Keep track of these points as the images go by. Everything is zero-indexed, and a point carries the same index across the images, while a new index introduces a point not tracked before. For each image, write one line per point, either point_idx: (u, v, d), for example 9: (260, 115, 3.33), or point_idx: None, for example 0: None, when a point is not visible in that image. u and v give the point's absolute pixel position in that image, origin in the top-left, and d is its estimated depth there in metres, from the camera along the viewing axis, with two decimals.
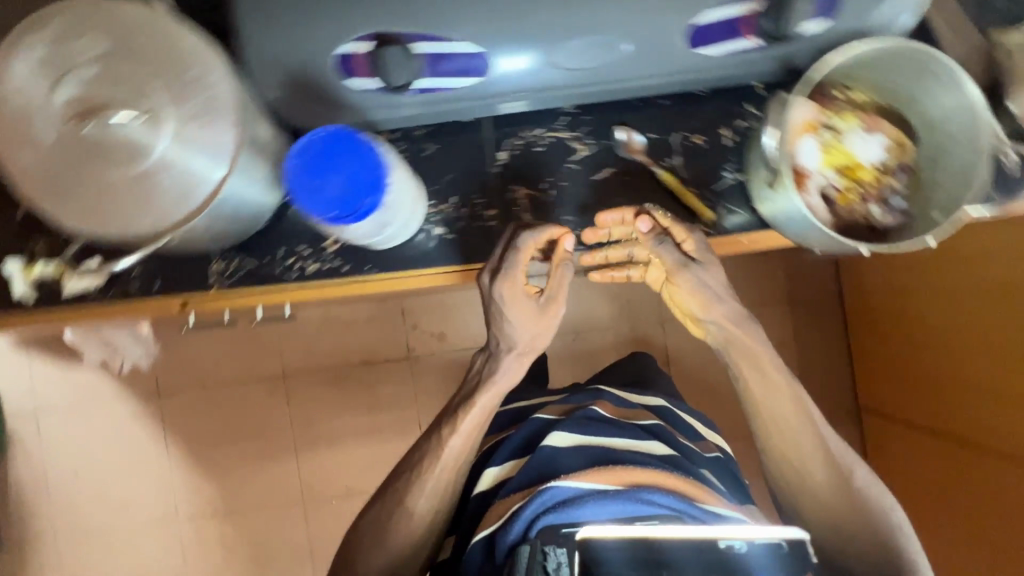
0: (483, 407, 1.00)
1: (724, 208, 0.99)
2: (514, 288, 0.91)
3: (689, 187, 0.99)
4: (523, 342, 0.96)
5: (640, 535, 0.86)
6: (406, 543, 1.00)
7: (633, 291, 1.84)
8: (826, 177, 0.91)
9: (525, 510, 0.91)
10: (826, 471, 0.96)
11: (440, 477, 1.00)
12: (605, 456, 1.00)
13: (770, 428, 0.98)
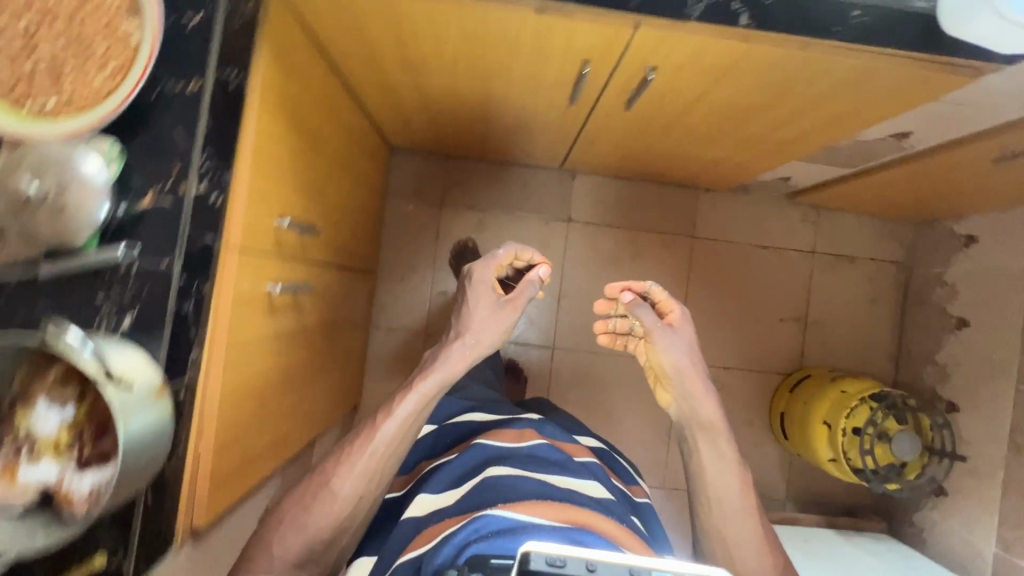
0: (437, 390, 0.95)
1: (115, 525, 0.70)
2: (485, 313, 0.97)
3: (76, 560, 0.69)
4: (470, 333, 0.96)
5: (577, 561, 0.61)
6: (294, 555, 0.87)
7: (388, 349, 1.85)
8: (61, 467, 0.63)
9: (457, 537, 0.81)
10: (763, 573, 0.93)
11: (376, 475, 0.92)
12: (546, 492, 0.91)
13: (716, 520, 0.95)
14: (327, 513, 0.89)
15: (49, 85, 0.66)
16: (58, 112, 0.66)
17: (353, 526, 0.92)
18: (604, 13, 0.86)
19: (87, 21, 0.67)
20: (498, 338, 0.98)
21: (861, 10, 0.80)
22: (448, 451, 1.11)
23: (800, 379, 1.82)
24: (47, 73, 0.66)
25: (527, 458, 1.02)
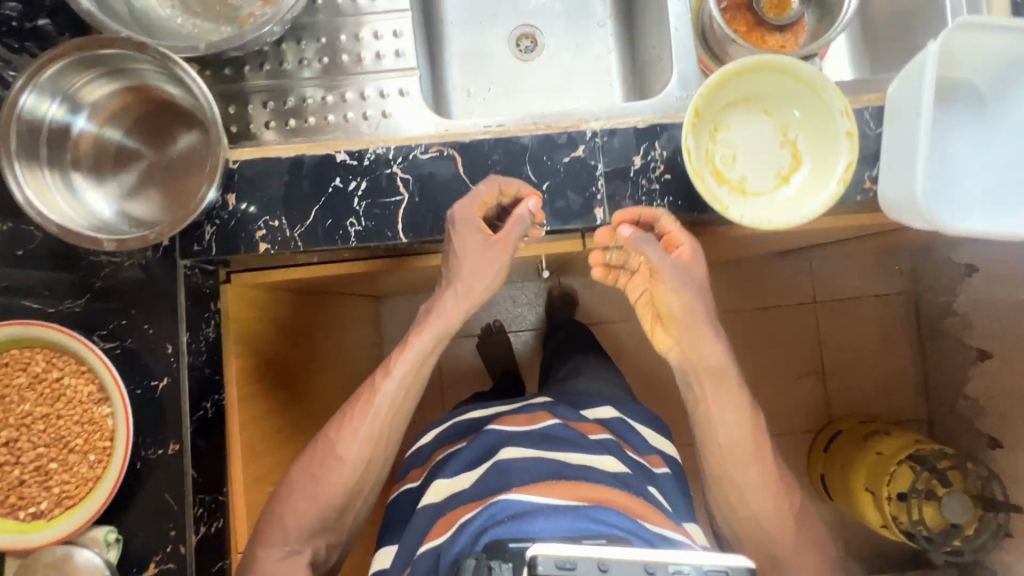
0: (437, 342, 0.76)
1: None
2: (475, 246, 0.71)
3: None
4: (460, 278, 0.72)
5: (591, 561, 0.52)
6: (302, 533, 0.74)
7: None
8: None
9: (474, 522, 0.70)
10: (777, 515, 0.78)
11: (377, 401, 0.75)
12: (559, 472, 0.75)
13: (722, 456, 0.78)
14: (329, 474, 0.75)
15: (38, 490, 0.69)
16: (52, 511, 0.68)
17: (366, 482, 0.77)
18: (556, 239, 0.85)
19: (62, 420, 0.70)
20: (496, 279, 0.74)
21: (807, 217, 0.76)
22: (459, 441, 0.89)
23: (830, 436, 1.70)
24: (34, 479, 0.69)
25: (547, 437, 0.81)
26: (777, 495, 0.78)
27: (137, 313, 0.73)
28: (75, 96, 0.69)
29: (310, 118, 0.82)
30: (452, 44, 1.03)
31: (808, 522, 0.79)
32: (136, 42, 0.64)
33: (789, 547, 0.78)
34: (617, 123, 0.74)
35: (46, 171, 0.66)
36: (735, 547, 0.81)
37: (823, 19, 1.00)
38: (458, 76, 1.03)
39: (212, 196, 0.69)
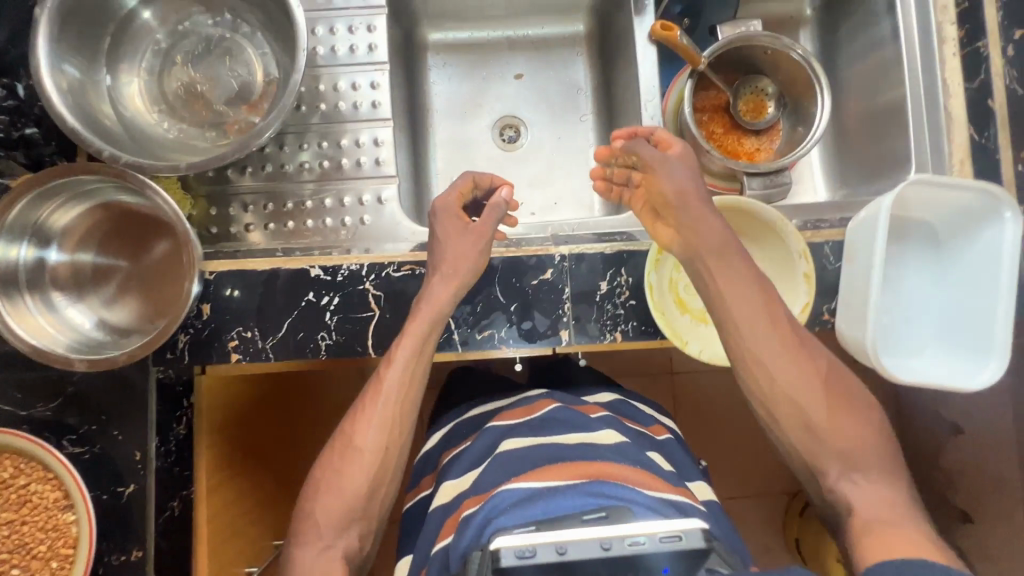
0: (433, 327, 0.72)
1: None
2: (456, 233, 0.75)
3: None
4: (445, 262, 0.73)
5: (549, 546, 0.52)
6: (333, 527, 0.67)
7: None
8: None
9: (477, 516, 0.63)
10: (811, 387, 0.68)
11: (382, 388, 0.71)
12: (558, 456, 0.70)
13: (744, 332, 0.70)
14: (349, 457, 0.70)
15: None
16: None
17: (389, 470, 0.71)
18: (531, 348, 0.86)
19: (28, 526, 0.71)
20: (479, 257, 0.74)
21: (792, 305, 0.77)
22: (463, 440, 0.83)
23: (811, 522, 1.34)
24: None
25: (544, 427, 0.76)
26: (806, 360, 0.69)
27: (108, 418, 0.75)
28: (48, 220, 0.71)
29: (289, 222, 0.84)
30: (436, 134, 1.06)
31: (854, 399, 0.68)
32: (117, 171, 0.69)
33: (833, 425, 0.66)
34: (585, 248, 0.76)
35: (26, 297, 0.68)
36: (778, 437, 0.69)
37: (797, 126, 1.01)
38: (440, 164, 1.05)
39: (196, 290, 0.72)
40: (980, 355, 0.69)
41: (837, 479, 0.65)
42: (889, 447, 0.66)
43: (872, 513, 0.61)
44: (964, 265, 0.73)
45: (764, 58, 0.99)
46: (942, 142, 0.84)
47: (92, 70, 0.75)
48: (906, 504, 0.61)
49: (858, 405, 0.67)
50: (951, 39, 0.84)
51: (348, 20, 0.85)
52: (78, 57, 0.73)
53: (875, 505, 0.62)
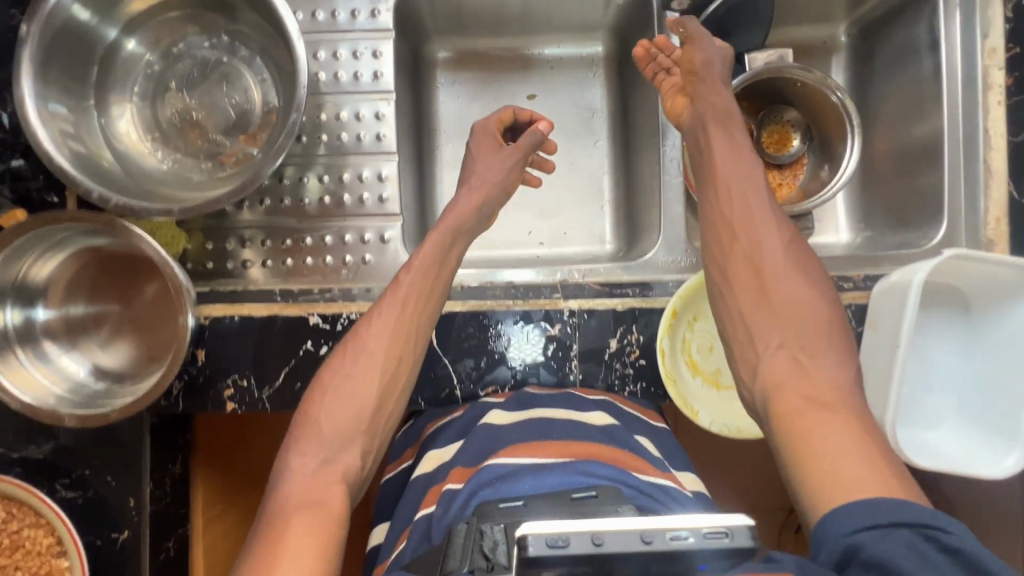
0: (453, 240, 0.75)
1: None
2: (487, 155, 0.81)
3: None
4: (475, 177, 0.79)
5: (585, 535, 0.41)
6: (338, 439, 0.63)
7: None
8: None
9: (464, 488, 0.60)
10: (774, 251, 0.66)
11: (400, 290, 0.69)
12: (544, 432, 0.64)
13: (725, 195, 0.70)
14: (359, 362, 0.66)
15: None
16: None
17: (397, 385, 0.67)
18: None
19: (21, 570, 0.70)
20: (506, 181, 0.80)
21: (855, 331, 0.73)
22: (451, 409, 0.73)
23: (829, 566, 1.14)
24: None
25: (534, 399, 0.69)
26: (772, 234, 0.67)
27: (99, 462, 0.73)
28: (30, 272, 0.68)
29: (288, 259, 0.80)
30: (442, 155, 0.98)
31: (814, 280, 0.64)
32: (106, 219, 0.65)
33: (782, 297, 0.63)
34: (596, 302, 0.74)
35: (17, 350, 0.67)
36: (727, 299, 0.66)
37: (822, 165, 0.95)
38: (445, 189, 0.97)
39: (191, 321, 0.70)
40: (1001, 441, 0.67)
41: (769, 352, 0.61)
42: (840, 328, 0.62)
43: (796, 387, 0.57)
44: (993, 341, 0.70)
45: (795, 88, 0.92)
46: (978, 198, 0.80)
47: (81, 108, 0.72)
48: (842, 387, 0.56)
49: (817, 283, 0.64)
50: (997, 86, 0.79)
51: (352, 44, 0.80)
52: (61, 90, 0.69)
53: (806, 381, 0.57)
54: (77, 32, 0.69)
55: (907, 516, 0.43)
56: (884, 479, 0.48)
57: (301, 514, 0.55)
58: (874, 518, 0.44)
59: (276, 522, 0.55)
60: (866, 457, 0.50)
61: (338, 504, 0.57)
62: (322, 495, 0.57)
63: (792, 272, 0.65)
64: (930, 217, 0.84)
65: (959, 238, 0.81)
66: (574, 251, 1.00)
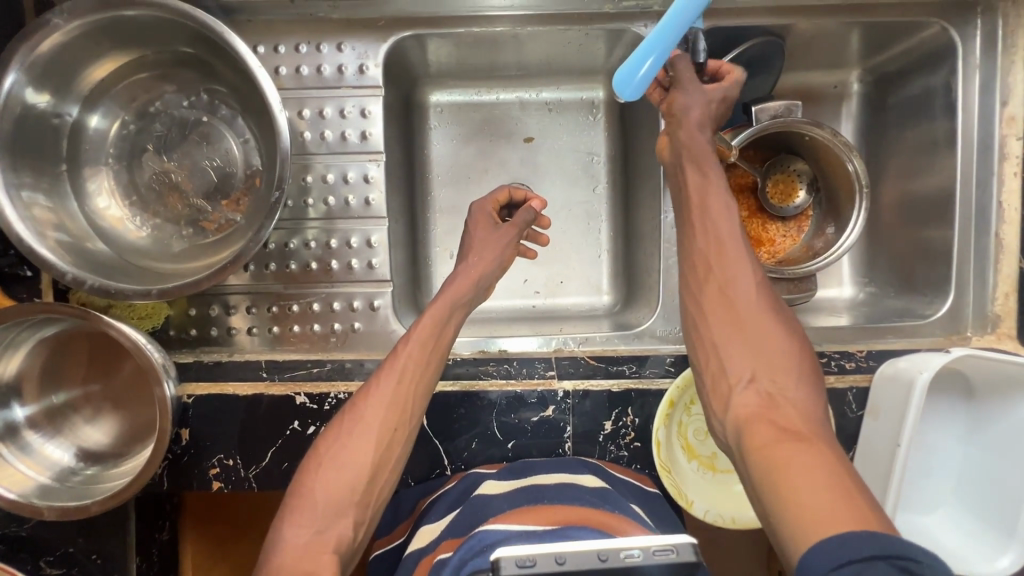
0: (452, 310, 0.70)
1: None
2: (483, 227, 0.77)
3: None
4: (472, 254, 0.75)
5: (548, 556, 0.42)
6: (333, 509, 0.57)
7: None
8: None
9: (451, 558, 0.54)
10: (749, 286, 0.60)
11: (401, 355, 0.65)
12: (539, 498, 0.60)
13: (697, 233, 0.64)
14: (355, 428, 0.61)
15: None
16: None
17: (394, 452, 0.62)
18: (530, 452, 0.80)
19: None
20: (504, 256, 0.77)
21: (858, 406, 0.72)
22: (443, 483, 0.71)
23: None
24: None
25: (526, 471, 0.67)
26: (744, 264, 0.61)
27: (77, 542, 0.71)
28: None
29: (274, 326, 0.78)
30: (435, 202, 0.90)
31: (783, 310, 0.60)
32: (73, 307, 0.63)
33: (753, 329, 0.58)
34: (589, 384, 0.72)
35: None
36: (700, 327, 0.61)
37: (828, 225, 0.90)
38: (438, 237, 0.90)
39: (169, 389, 0.68)
40: (996, 537, 0.66)
41: (744, 385, 0.55)
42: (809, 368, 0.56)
43: (769, 419, 0.51)
44: (993, 436, 0.68)
45: (803, 141, 0.87)
46: (986, 272, 0.77)
47: (51, 184, 0.69)
48: (815, 420, 0.51)
49: (790, 314, 0.59)
50: (1014, 156, 0.76)
51: (339, 102, 0.76)
52: (32, 169, 0.67)
53: (780, 413, 0.52)
54: (37, 116, 0.67)
55: (878, 547, 0.39)
56: (859, 513, 0.43)
57: None
58: (851, 551, 0.39)
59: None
60: (838, 491, 0.44)
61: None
62: (310, 569, 0.52)
63: (763, 309, 0.59)
64: (937, 286, 0.81)
65: (967, 311, 0.78)
66: (574, 302, 0.90)
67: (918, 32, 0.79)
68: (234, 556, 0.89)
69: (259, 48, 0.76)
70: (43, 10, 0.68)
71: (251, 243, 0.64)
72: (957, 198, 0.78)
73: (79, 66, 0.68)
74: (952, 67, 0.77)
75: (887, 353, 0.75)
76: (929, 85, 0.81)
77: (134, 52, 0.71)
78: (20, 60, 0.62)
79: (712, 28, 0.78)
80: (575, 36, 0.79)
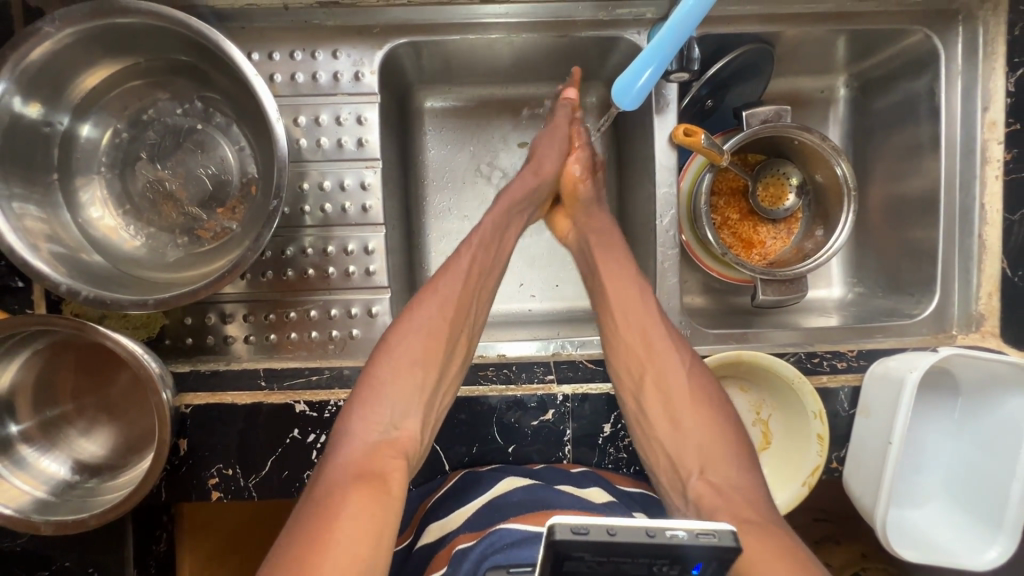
0: (510, 219, 0.74)
1: None
2: (557, 136, 0.79)
3: None
4: (531, 162, 0.78)
5: (600, 525, 0.41)
6: (398, 408, 0.59)
7: None
8: None
9: (472, 549, 0.56)
10: (676, 368, 0.66)
11: (466, 256, 0.68)
12: (555, 500, 0.61)
13: (626, 325, 0.70)
14: (420, 329, 0.63)
15: None
16: None
17: (453, 360, 0.65)
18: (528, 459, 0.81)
19: None
20: (563, 163, 0.78)
21: (851, 405, 0.73)
22: (443, 484, 0.72)
23: None
24: None
25: (532, 472, 0.68)
26: (669, 349, 0.67)
27: (73, 556, 0.71)
28: None
29: (271, 334, 0.77)
30: (431, 206, 0.90)
31: (713, 384, 0.66)
32: (72, 321, 0.62)
33: (689, 415, 0.63)
34: (589, 387, 0.73)
35: None
36: (644, 427, 0.66)
37: (816, 227, 0.92)
38: (434, 241, 0.90)
39: (168, 398, 0.68)
40: (986, 530, 0.68)
41: (693, 479, 0.60)
42: (744, 440, 0.62)
43: (723, 507, 0.56)
44: (979, 432, 0.70)
45: (794, 146, 0.88)
46: (971, 272, 0.79)
47: (43, 193, 0.68)
48: (762, 502, 0.56)
49: (720, 390, 0.65)
50: (995, 160, 0.78)
51: (335, 109, 0.76)
52: (22, 180, 0.66)
53: (731, 501, 0.56)
54: (27, 125, 0.66)
55: None
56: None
57: (362, 491, 0.51)
58: None
59: (331, 502, 0.50)
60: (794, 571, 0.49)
61: (398, 476, 0.53)
62: (380, 468, 0.54)
63: (694, 391, 0.65)
64: (923, 285, 0.83)
65: (951, 310, 0.80)
66: (568, 306, 0.91)
67: (902, 39, 0.81)
68: (230, 564, 0.89)
69: (253, 55, 0.76)
70: (34, 19, 0.67)
71: (249, 251, 0.64)
72: (941, 199, 0.80)
73: (71, 75, 0.67)
74: (936, 72, 0.79)
75: (877, 352, 0.76)
76: (913, 89, 0.82)
77: (127, 60, 0.71)
78: (10, 69, 0.61)
79: (704, 36, 0.79)
80: (569, 44, 0.80)
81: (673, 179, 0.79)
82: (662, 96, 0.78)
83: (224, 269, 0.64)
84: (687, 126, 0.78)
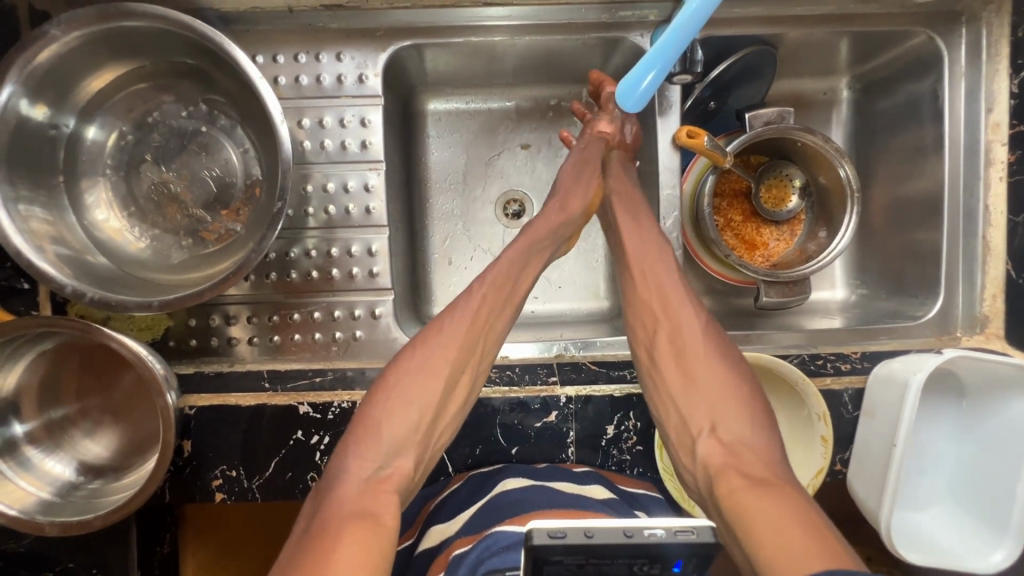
0: (529, 256, 0.74)
1: None
2: (583, 169, 0.79)
3: None
4: (556, 198, 0.78)
5: (577, 528, 0.42)
6: (395, 445, 0.59)
7: None
8: None
9: (468, 554, 0.56)
10: (694, 330, 0.68)
11: (476, 295, 0.69)
12: (556, 501, 0.61)
13: (647, 287, 0.72)
14: (426, 365, 0.64)
15: None
16: None
17: (456, 398, 0.65)
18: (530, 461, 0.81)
19: None
20: (589, 200, 0.79)
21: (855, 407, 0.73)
22: (446, 486, 0.72)
23: None
24: None
25: (535, 473, 0.68)
26: (687, 314, 0.69)
27: (76, 557, 0.71)
28: None
29: (275, 335, 0.78)
30: (434, 207, 0.90)
31: (728, 347, 0.67)
32: (77, 322, 0.62)
33: (704, 374, 0.64)
34: (592, 389, 0.73)
35: None
36: (655, 380, 0.66)
37: (819, 229, 0.92)
38: (437, 243, 0.90)
39: (172, 399, 0.68)
40: (991, 532, 0.68)
41: (703, 437, 0.61)
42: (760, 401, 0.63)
43: (732, 465, 0.57)
44: (985, 434, 0.70)
45: (797, 147, 0.88)
46: (975, 274, 0.79)
47: (48, 195, 0.69)
48: (773, 461, 0.57)
49: (737, 356, 0.66)
50: (999, 161, 0.77)
51: (338, 111, 0.77)
52: (28, 182, 0.66)
53: (741, 460, 0.57)
54: (33, 128, 0.66)
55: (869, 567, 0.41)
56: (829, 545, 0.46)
57: (353, 528, 0.51)
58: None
59: (320, 538, 0.51)
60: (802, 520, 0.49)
61: (390, 518, 0.53)
62: (373, 508, 0.54)
63: (711, 352, 0.66)
64: (926, 287, 0.83)
65: (955, 312, 0.80)
66: (570, 308, 0.91)
67: (905, 41, 0.81)
68: (234, 566, 0.89)
69: (257, 57, 0.76)
70: (40, 23, 0.68)
71: (253, 253, 0.64)
72: (945, 201, 0.80)
73: (77, 78, 0.68)
74: (939, 74, 0.79)
75: (881, 354, 0.76)
76: (917, 91, 0.82)
77: (133, 63, 0.71)
78: (16, 73, 0.61)
79: (707, 38, 0.79)
80: (572, 46, 0.81)
81: (676, 181, 0.79)
82: (665, 98, 0.78)
83: (229, 271, 0.64)
84: (690, 128, 0.78)
